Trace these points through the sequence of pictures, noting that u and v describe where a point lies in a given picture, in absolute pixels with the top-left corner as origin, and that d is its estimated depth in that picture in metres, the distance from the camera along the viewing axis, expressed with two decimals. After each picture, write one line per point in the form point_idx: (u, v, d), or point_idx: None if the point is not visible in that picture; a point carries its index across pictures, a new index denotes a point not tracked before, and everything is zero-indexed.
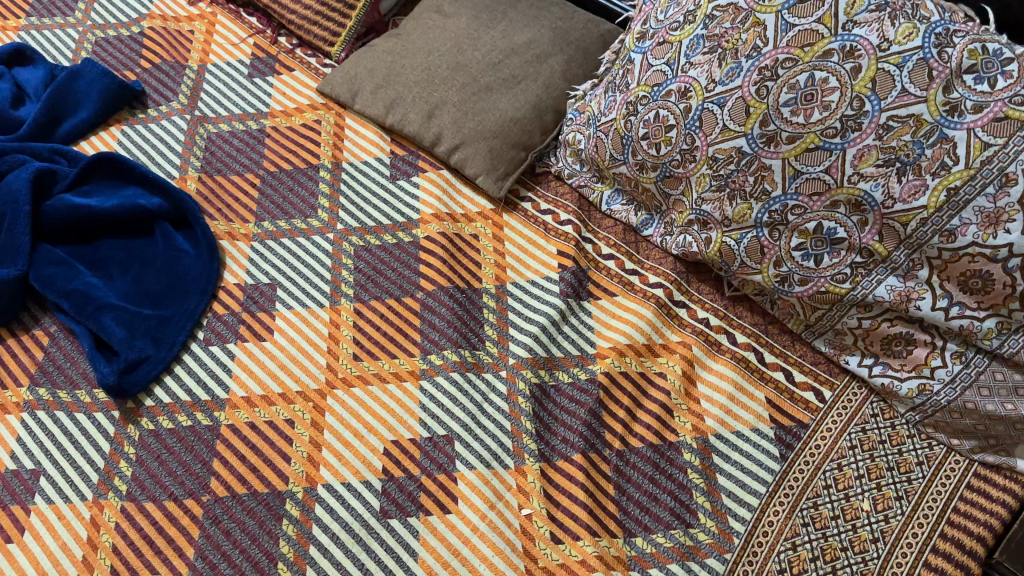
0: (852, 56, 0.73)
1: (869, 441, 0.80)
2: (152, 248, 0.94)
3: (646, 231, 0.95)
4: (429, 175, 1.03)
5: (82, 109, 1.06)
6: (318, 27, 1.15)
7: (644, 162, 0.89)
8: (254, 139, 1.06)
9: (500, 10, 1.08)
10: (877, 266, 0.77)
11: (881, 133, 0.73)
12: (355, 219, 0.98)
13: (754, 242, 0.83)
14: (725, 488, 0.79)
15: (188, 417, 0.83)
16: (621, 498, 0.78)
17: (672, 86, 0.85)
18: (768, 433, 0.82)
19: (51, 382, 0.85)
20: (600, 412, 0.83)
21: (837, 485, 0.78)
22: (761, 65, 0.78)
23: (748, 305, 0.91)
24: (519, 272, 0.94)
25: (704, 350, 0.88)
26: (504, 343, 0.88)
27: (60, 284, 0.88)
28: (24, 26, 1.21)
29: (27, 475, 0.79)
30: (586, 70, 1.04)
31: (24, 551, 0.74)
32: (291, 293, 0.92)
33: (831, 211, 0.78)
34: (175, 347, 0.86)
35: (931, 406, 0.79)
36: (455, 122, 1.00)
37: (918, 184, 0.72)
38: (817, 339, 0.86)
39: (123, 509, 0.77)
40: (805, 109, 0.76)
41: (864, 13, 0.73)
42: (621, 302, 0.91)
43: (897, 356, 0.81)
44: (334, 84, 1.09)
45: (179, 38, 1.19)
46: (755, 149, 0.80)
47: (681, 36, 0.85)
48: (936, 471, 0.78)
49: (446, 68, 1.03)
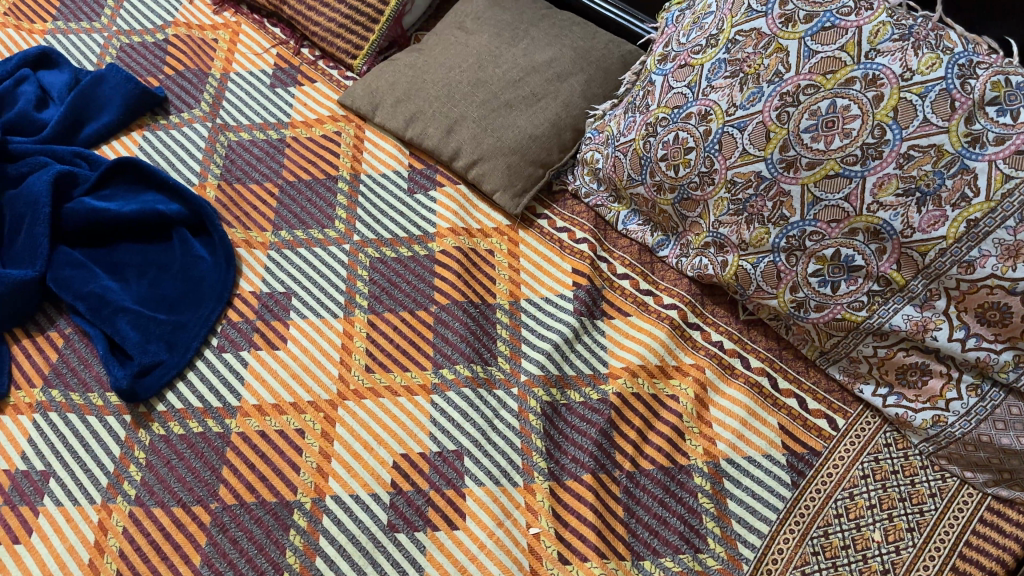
0: (875, 85, 0.73)
1: (882, 471, 0.80)
2: (169, 253, 0.95)
3: (661, 251, 0.95)
4: (447, 190, 1.03)
5: (104, 113, 1.08)
6: (341, 40, 1.16)
7: (661, 184, 0.89)
8: (274, 148, 1.07)
9: (522, 28, 1.09)
10: (894, 295, 0.77)
11: (902, 162, 0.73)
12: (371, 232, 0.99)
13: (771, 267, 0.83)
14: (735, 514, 0.78)
15: (199, 423, 0.83)
16: (630, 521, 0.78)
17: (693, 109, 0.85)
18: (780, 459, 0.81)
19: (64, 385, 0.85)
20: (611, 433, 0.83)
21: (848, 515, 0.77)
22: (783, 90, 0.78)
23: (763, 329, 0.90)
24: (534, 288, 0.94)
25: (717, 373, 0.87)
26: (517, 359, 0.88)
27: (77, 286, 0.89)
28: (50, 30, 1.23)
29: (37, 476, 0.79)
30: (606, 90, 1.04)
31: (32, 552, 0.74)
32: (306, 302, 0.92)
33: (849, 239, 0.78)
34: (189, 353, 0.86)
35: (946, 438, 0.78)
36: (474, 137, 1.01)
37: (938, 215, 0.72)
38: (831, 366, 0.85)
39: (131, 514, 0.77)
40: (826, 136, 0.76)
41: (887, 42, 0.72)
42: (635, 322, 0.91)
43: (912, 386, 0.80)
44: (355, 96, 1.09)
45: (203, 46, 1.20)
46: (775, 173, 0.80)
47: (702, 59, 0.85)
48: (949, 503, 0.77)
49: (466, 84, 1.03)
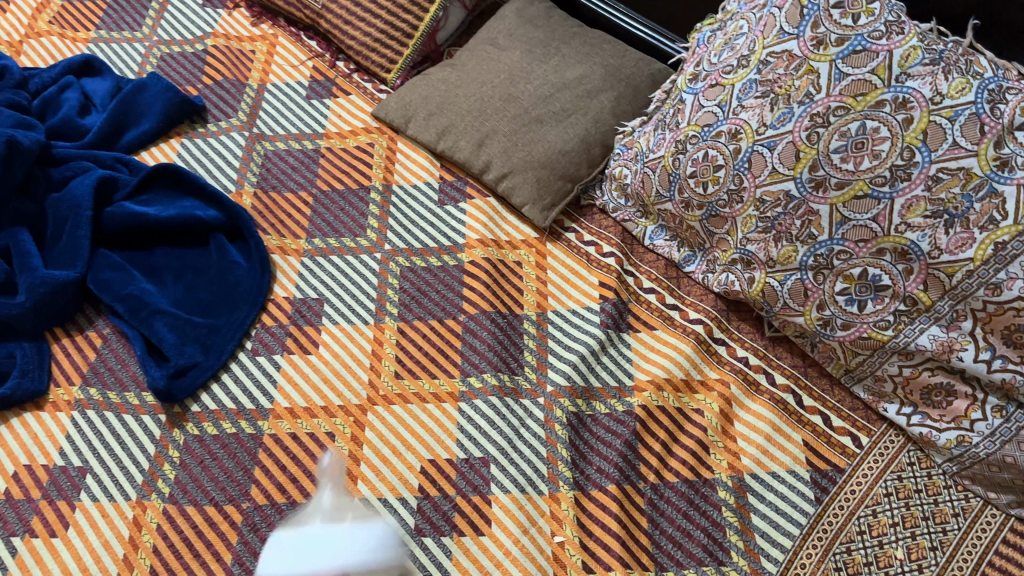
0: (905, 108, 0.74)
1: (905, 489, 0.80)
2: (205, 258, 0.97)
3: (687, 267, 0.96)
4: (477, 202, 1.05)
5: (145, 121, 1.10)
6: (376, 54, 1.18)
7: (690, 201, 0.91)
8: (309, 158, 1.09)
9: (553, 46, 1.11)
10: (920, 315, 0.78)
11: (931, 184, 0.74)
12: (403, 241, 1.01)
13: (798, 284, 0.84)
14: (759, 528, 0.79)
15: (232, 424, 0.85)
16: (654, 532, 0.78)
17: (723, 128, 0.86)
18: (804, 475, 0.82)
19: (102, 383, 0.88)
20: (636, 444, 0.84)
21: (871, 532, 0.78)
22: (813, 112, 0.79)
23: (788, 346, 0.91)
24: (561, 300, 0.96)
25: (742, 389, 0.88)
26: (543, 369, 0.90)
27: (116, 288, 0.91)
28: (93, 38, 1.26)
29: (74, 472, 0.81)
30: (635, 107, 1.06)
31: (68, 546, 0.76)
32: (338, 309, 0.94)
33: (877, 259, 0.79)
34: (223, 355, 0.88)
35: (970, 458, 0.79)
36: (504, 151, 1.02)
37: (965, 237, 0.73)
38: (856, 384, 0.86)
39: (165, 511, 0.78)
40: (855, 157, 0.77)
41: (917, 66, 0.73)
42: (661, 336, 0.93)
43: (937, 406, 0.81)
44: (388, 109, 1.12)
45: (241, 57, 1.23)
46: (804, 193, 0.81)
47: (733, 79, 0.86)
48: (972, 523, 0.78)
49: (498, 99, 1.06)
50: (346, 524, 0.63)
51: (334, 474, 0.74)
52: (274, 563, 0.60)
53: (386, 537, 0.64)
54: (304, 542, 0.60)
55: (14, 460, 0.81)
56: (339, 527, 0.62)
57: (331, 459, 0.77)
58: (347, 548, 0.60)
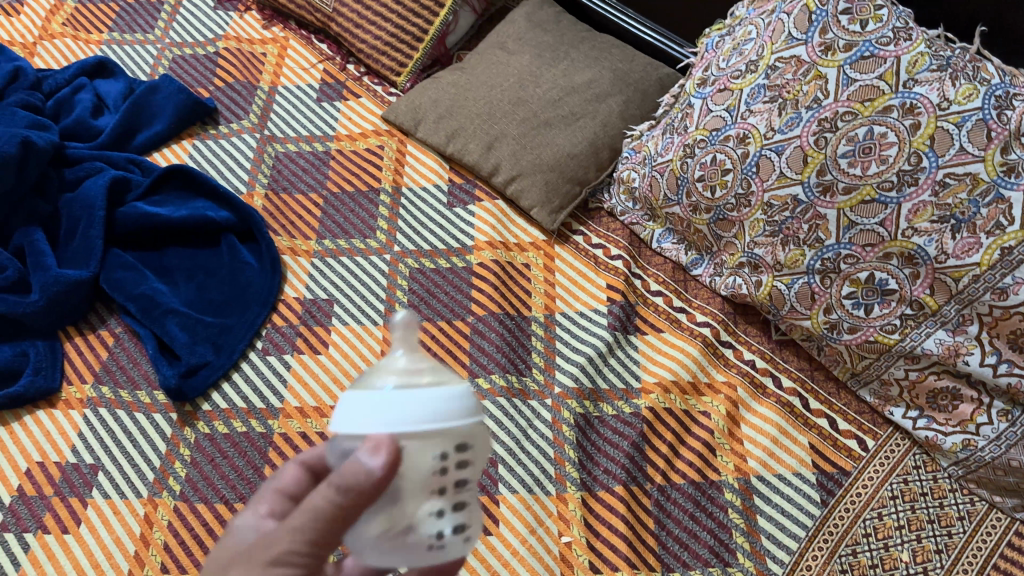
0: (913, 113, 0.74)
1: (911, 493, 0.81)
2: (216, 258, 0.98)
3: (695, 270, 0.97)
4: (486, 205, 1.05)
5: (157, 122, 1.12)
6: (387, 57, 1.19)
7: (698, 204, 0.92)
8: (319, 160, 1.10)
9: (562, 50, 1.12)
10: (926, 319, 0.79)
11: (938, 189, 0.74)
12: (412, 242, 1.02)
13: (806, 288, 0.85)
14: (765, 530, 0.79)
15: (243, 423, 0.85)
16: (661, 533, 0.79)
17: (731, 132, 0.87)
18: (810, 478, 0.82)
19: (114, 382, 0.89)
20: (643, 446, 0.84)
21: (876, 534, 0.78)
22: (821, 116, 0.79)
23: (795, 349, 0.92)
24: (569, 302, 0.97)
25: (749, 392, 0.89)
26: (551, 371, 0.90)
27: (129, 288, 0.92)
28: (106, 41, 1.27)
29: (86, 470, 0.81)
30: (643, 111, 1.07)
31: (80, 543, 0.76)
32: (348, 309, 0.95)
33: (884, 263, 0.79)
34: (234, 354, 0.89)
35: (976, 461, 0.79)
36: (513, 154, 1.03)
37: (972, 242, 0.73)
38: (862, 388, 0.87)
39: (176, 508, 0.79)
40: (863, 161, 0.77)
41: (925, 72, 0.74)
42: (668, 338, 0.93)
43: (943, 410, 0.81)
44: (398, 112, 1.13)
45: (252, 60, 1.24)
46: (811, 197, 0.81)
47: (742, 84, 0.87)
48: (977, 526, 0.78)
49: (507, 103, 1.06)
50: (419, 391, 0.42)
51: (409, 316, 0.46)
52: (352, 420, 0.42)
53: (473, 404, 0.44)
54: (375, 401, 0.42)
55: (27, 457, 0.82)
56: (410, 391, 0.42)
57: (405, 317, 0.46)
58: (427, 408, 0.41)
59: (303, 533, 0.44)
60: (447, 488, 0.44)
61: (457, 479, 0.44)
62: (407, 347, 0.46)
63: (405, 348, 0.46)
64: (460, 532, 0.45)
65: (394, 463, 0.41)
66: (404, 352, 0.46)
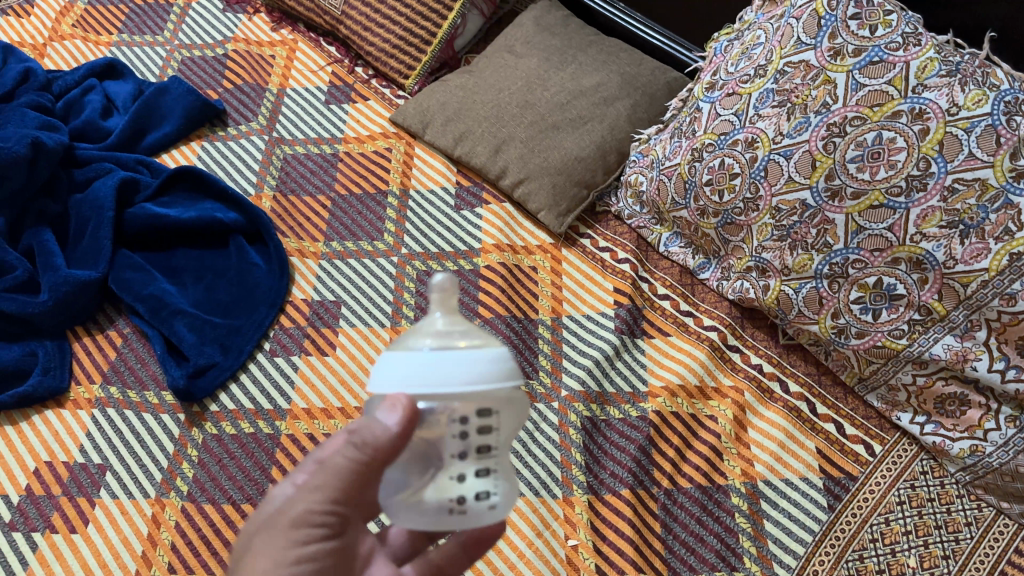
0: (921, 118, 0.74)
1: (918, 498, 0.81)
2: (225, 259, 0.98)
3: (702, 274, 0.97)
4: (493, 208, 1.06)
5: (166, 123, 1.12)
6: (395, 60, 1.19)
7: (705, 208, 0.92)
8: (327, 162, 1.11)
9: (570, 54, 1.12)
10: (934, 324, 0.79)
11: (946, 195, 0.74)
12: (419, 245, 1.02)
13: (814, 292, 0.85)
14: (771, 534, 0.79)
15: (251, 424, 0.86)
16: (667, 537, 0.79)
17: (739, 136, 0.87)
18: (817, 482, 0.82)
19: (122, 382, 0.89)
20: (650, 449, 0.84)
21: (884, 540, 0.78)
22: (829, 121, 0.79)
23: (802, 354, 0.92)
24: (576, 305, 0.97)
25: (756, 397, 0.89)
26: (558, 374, 0.90)
27: (137, 288, 0.92)
28: (116, 42, 1.28)
29: (94, 469, 0.82)
30: (651, 115, 1.07)
31: (87, 542, 0.76)
32: (355, 311, 0.95)
33: (892, 268, 0.79)
34: (242, 356, 0.89)
35: (983, 467, 0.79)
36: (521, 157, 1.03)
37: (981, 247, 0.73)
38: (870, 393, 0.87)
39: (183, 508, 0.79)
40: (871, 166, 0.77)
41: (934, 78, 0.74)
42: (675, 342, 0.93)
43: (951, 415, 0.81)
44: (406, 114, 1.13)
45: (261, 62, 1.25)
46: (820, 202, 0.81)
47: (751, 89, 0.87)
48: (984, 532, 0.78)
49: (515, 106, 1.07)
50: (452, 352, 0.43)
51: (447, 279, 0.46)
52: (390, 380, 0.43)
53: (508, 367, 0.44)
54: (409, 363, 0.43)
55: (36, 457, 0.82)
56: (440, 352, 0.43)
57: (444, 279, 0.46)
58: (457, 370, 0.42)
59: (326, 491, 0.49)
60: (467, 452, 0.46)
61: (479, 445, 0.46)
62: (445, 310, 0.47)
63: (444, 311, 0.47)
64: (482, 500, 0.46)
65: (410, 418, 0.44)
66: (441, 316, 0.47)
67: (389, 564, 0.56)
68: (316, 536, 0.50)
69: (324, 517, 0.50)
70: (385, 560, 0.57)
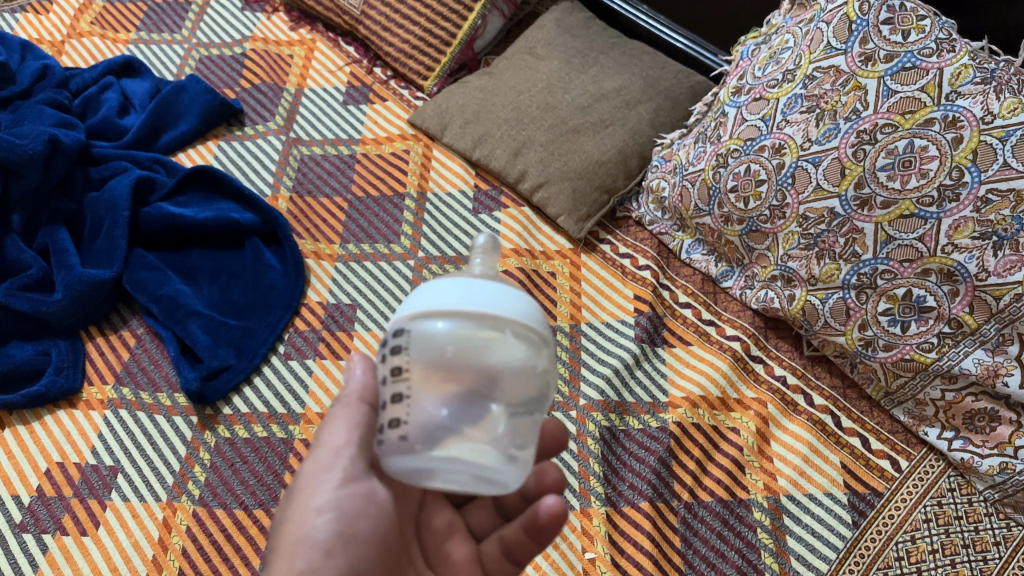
0: (955, 127, 0.72)
1: (945, 516, 0.79)
2: (240, 260, 0.97)
3: (725, 282, 0.95)
4: (512, 212, 1.04)
5: (184, 122, 1.11)
6: (414, 61, 1.18)
7: (729, 215, 0.90)
8: (344, 163, 1.09)
9: (592, 56, 1.11)
10: (965, 338, 0.76)
11: (979, 206, 0.72)
12: (436, 249, 1.00)
13: (840, 303, 0.83)
14: (794, 551, 0.78)
15: (264, 428, 0.84)
16: (687, 551, 0.77)
17: (766, 142, 0.85)
18: (841, 498, 0.80)
19: (135, 383, 0.88)
20: (670, 462, 0.83)
21: (909, 558, 0.76)
22: (860, 128, 0.78)
23: (827, 366, 0.90)
24: (595, 313, 0.95)
25: (780, 409, 0.87)
26: (576, 383, 0.88)
27: (152, 288, 0.91)
28: (134, 40, 1.27)
29: (105, 471, 0.81)
30: (674, 119, 1.05)
31: (98, 546, 0.75)
32: (371, 315, 0.94)
33: (922, 279, 0.77)
34: (256, 358, 0.88)
35: (1013, 485, 0.77)
36: (541, 161, 1.02)
37: (1014, 260, 0.71)
38: (896, 407, 0.85)
39: (194, 513, 0.78)
40: (902, 175, 0.75)
41: (968, 85, 0.71)
42: (696, 352, 0.92)
43: (980, 431, 0.79)
44: (425, 116, 1.12)
45: (279, 61, 1.24)
46: (848, 211, 0.80)
47: (778, 94, 0.85)
48: (1013, 552, 0.76)
49: (536, 108, 1.05)
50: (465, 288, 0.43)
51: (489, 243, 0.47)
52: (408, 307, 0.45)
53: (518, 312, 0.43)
54: (432, 289, 0.44)
55: (47, 457, 0.82)
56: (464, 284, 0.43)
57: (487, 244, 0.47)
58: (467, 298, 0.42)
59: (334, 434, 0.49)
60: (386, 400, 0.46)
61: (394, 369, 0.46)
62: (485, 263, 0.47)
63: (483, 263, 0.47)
64: (392, 429, 0.45)
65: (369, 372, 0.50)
66: (482, 264, 0.46)
67: (468, 540, 0.58)
68: (334, 482, 0.47)
69: (335, 459, 0.48)
70: (465, 535, 0.58)
